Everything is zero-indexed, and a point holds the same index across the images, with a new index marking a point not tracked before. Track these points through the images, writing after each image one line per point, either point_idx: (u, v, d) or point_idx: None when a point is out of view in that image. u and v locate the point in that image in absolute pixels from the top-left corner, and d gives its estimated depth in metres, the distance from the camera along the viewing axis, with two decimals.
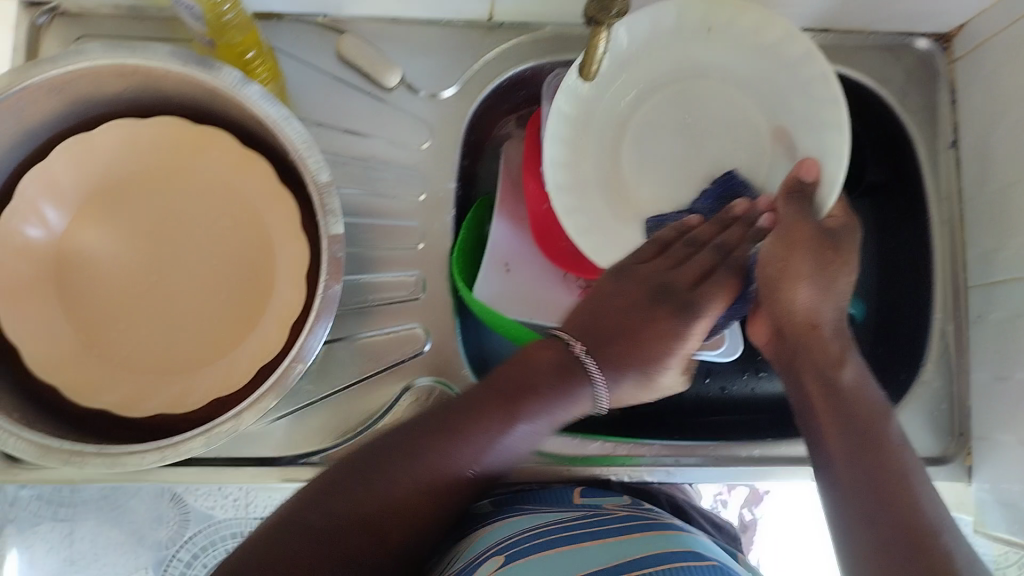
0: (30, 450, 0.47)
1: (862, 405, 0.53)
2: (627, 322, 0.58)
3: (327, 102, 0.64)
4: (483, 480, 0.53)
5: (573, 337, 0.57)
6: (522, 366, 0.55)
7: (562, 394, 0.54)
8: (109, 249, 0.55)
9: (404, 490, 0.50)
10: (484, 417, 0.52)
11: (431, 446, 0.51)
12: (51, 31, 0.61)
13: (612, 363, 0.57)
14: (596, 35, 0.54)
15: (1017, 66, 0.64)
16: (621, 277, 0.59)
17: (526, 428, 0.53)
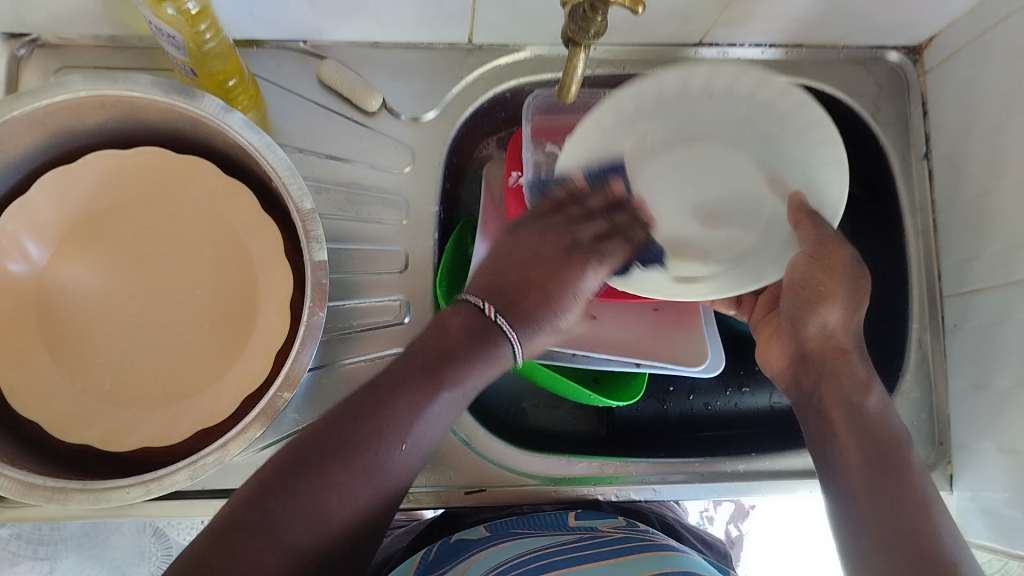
0: (13, 487, 0.46)
1: (879, 428, 0.54)
2: (530, 274, 0.55)
3: (309, 127, 0.63)
4: (415, 456, 0.51)
5: (476, 295, 0.55)
6: (439, 331, 0.53)
7: (479, 355, 0.53)
8: (91, 282, 0.55)
9: (337, 480, 0.48)
10: (407, 391, 0.51)
11: (360, 428, 0.49)
12: (31, 64, 0.60)
13: (525, 323, 0.54)
14: (574, 56, 0.55)
15: (987, 77, 0.65)
16: (517, 232, 0.56)
17: (451, 395, 0.52)
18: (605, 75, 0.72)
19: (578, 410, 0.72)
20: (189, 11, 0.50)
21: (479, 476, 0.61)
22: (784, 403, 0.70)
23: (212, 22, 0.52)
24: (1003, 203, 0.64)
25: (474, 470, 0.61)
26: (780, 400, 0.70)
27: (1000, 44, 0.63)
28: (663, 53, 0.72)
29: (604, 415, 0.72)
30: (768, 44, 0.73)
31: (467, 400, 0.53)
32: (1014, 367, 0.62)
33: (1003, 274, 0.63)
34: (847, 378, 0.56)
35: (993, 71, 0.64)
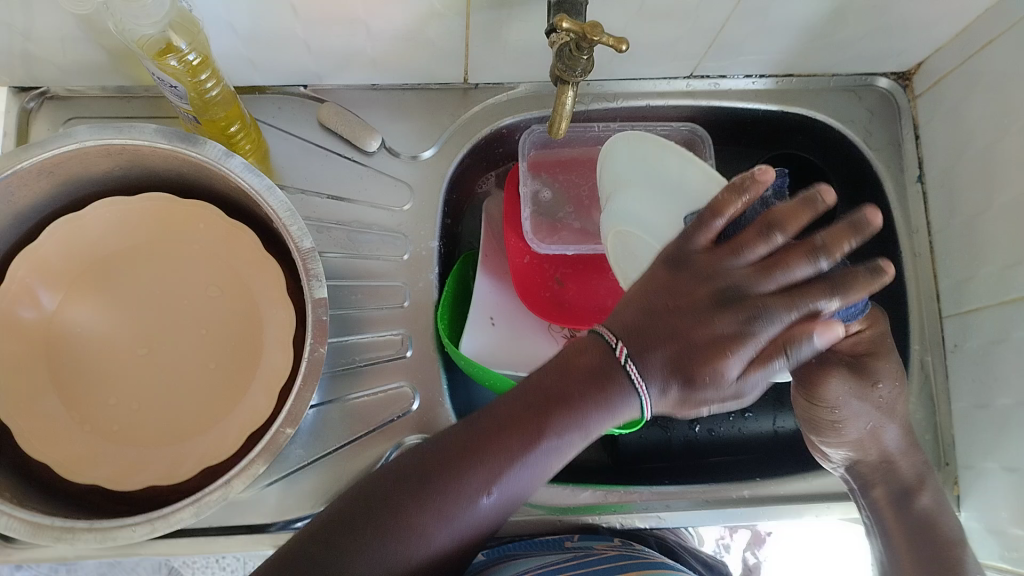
0: (22, 527, 0.47)
1: (937, 531, 0.56)
2: (672, 324, 0.45)
3: (312, 170, 0.65)
4: (507, 505, 0.49)
5: (608, 328, 0.47)
6: (560, 375, 0.48)
7: (603, 407, 0.47)
8: (102, 324, 0.56)
9: (426, 517, 0.46)
10: (525, 433, 0.47)
11: (457, 471, 0.47)
12: (41, 115, 0.62)
13: (659, 370, 0.45)
14: (563, 94, 0.57)
15: (976, 100, 0.66)
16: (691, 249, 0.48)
17: (573, 438, 0.47)
18: (600, 110, 0.74)
19: None
20: (190, 62, 0.52)
21: None
22: (788, 427, 0.71)
23: (212, 70, 0.54)
24: (997, 225, 0.64)
25: None
26: (783, 424, 0.71)
27: (987, 69, 0.64)
28: (652, 87, 0.73)
29: (608, 441, 0.71)
30: (760, 74, 0.74)
31: (582, 444, 0.48)
32: (1014, 386, 0.62)
33: (1001, 293, 0.64)
34: (891, 487, 0.58)
35: (981, 94, 0.66)
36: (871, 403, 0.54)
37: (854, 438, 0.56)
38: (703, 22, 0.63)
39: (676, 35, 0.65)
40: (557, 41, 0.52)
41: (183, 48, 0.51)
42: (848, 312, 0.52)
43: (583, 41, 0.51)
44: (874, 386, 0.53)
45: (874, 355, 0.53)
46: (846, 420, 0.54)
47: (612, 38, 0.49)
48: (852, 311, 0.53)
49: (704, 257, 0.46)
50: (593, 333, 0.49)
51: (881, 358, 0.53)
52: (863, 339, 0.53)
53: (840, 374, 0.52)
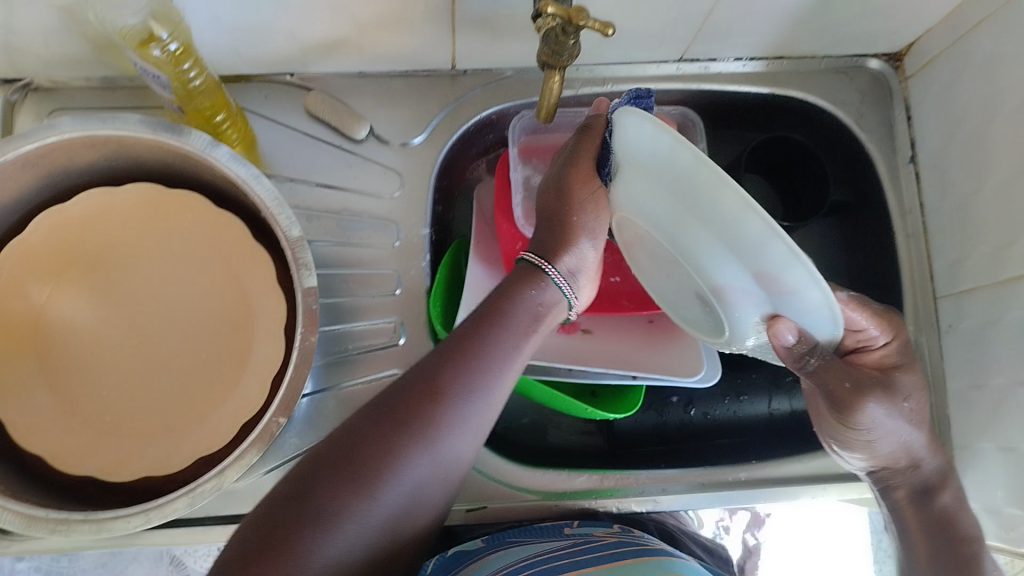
0: (16, 520, 0.47)
1: (954, 530, 0.56)
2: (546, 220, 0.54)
3: (301, 158, 0.65)
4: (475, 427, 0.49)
5: (530, 253, 0.54)
6: (498, 296, 0.52)
7: (530, 313, 0.52)
8: (92, 315, 0.56)
9: (397, 443, 0.46)
10: (470, 345, 0.50)
11: (421, 391, 0.48)
12: (24, 107, 0.62)
13: (560, 250, 0.53)
14: (550, 77, 0.57)
15: (966, 80, 0.66)
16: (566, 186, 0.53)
17: (516, 342, 0.51)
18: (590, 94, 0.73)
19: (580, 423, 0.72)
20: (172, 52, 0.51)
21: (482, 492, 0.62)
22: (783, 409, 0.70)
23: (195, 60, 0.53)
24: (990, 206, 0.64)
25: (475, 487, 0.63)
26: (779, 407, 0.70)
27: (977, 48, 0.64)
28: (643, 71, 0.73)
29: (605, 428, 0.71)
30: (749, 57, 0.74)
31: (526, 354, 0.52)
32: (1008, 365, 0.62)
33: (994, 274, 0.63)
34: (913, 485, 0.58)
35: (971, 74, 0.65)
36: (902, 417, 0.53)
37: (886, 453, 0.56)
38: (692, 6, 0.63)
39: (665, 19, 0.65)
40: (543, 28, 0.52)
41: (165, 37, 0.50)
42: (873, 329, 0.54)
43: (569, 26, 0.51)
44: (902, 399, 0.54)
45: (899, 368, 0.55)
46: (877, 437, 0.54)
47: (599, 23, 0.49)
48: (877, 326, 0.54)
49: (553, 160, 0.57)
50: (522, 262, 0.54)
51: (906, 370, 0.55)
52: (890, 352, 0.55)
53: (874, 400, 0.51)
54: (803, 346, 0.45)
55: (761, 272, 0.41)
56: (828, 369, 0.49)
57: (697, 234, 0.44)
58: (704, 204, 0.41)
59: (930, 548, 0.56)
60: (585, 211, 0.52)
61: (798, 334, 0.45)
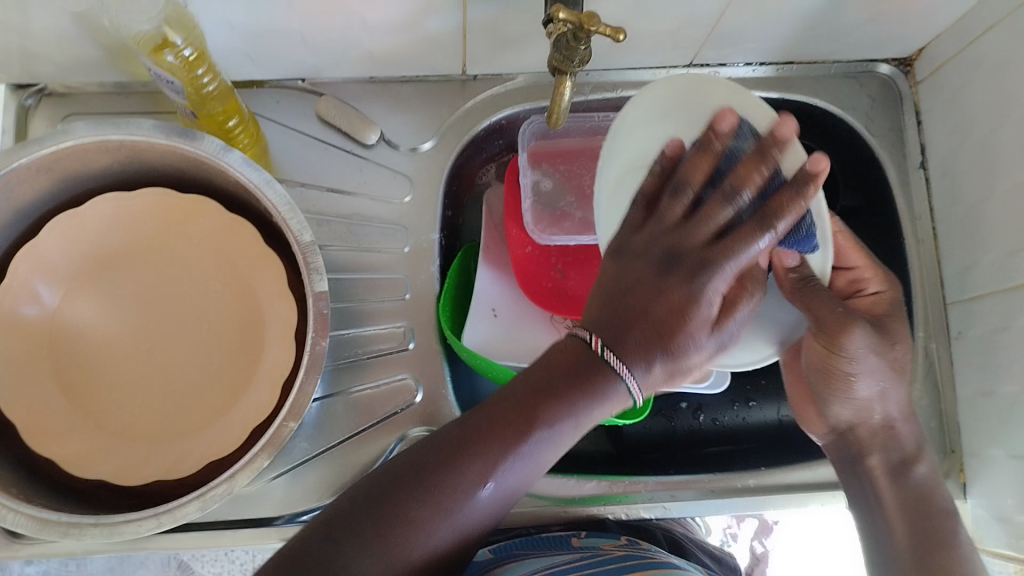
0: (29, 523, 0.47)
1: (929, 503, 0.56)
2: (636, 305, 0.48)
3: (312, 162, 0.65)
4: (505, 498, 0.48)
5: (583, 328, 0.49)
6: (544, 373, 0.49)
7: (594, 397, 0.47)
8: (104, 317, 0.56)
9: (426, 515, 0.45)
10: (515, 426, 0.47)
11: (453, 469, 0.46)
12: (39, 112, 0.62)
13: (638, 354, 0.47)
14: (561, 83, 0.56)
15: (976, 86, 0.66)
16: (651, 245, 0.49)
17: (566, 427, 0.47)
18: (599, 99, 0.73)
19: (590, 429, 0.72)
20: (185, 58, 0.52)
21: None
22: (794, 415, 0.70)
23: (208, 65, 0.54)
24: (999, 212, 0.64)
25: None
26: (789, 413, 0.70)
27: (986, 54, 0.64)
28: (652, 76, 0.73)
29: (613, 433, 0.72)
30: (759, 61, 0.74)
31: (568, 442, 0.49)
32: (1017, 371, 0.62)
33: (1004, 281, 0.63)
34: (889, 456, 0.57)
35: (982, 80, 0.65)
36: (887, 359, 0.55)
37: (862, 400, 0.56)
38: (703, 10, 0.63)
39: (675, 24, 0.65)
40: (555, 33, 0.52)
41: (180, 43, 0.51)
42: (867, 274, 0.58)
43: (581, 31, 0.51)
44: (891, 345, 0.55)
45: (890, 317, 0.57)
46: (857, 375, 0.54)
47: (610, 28, 0.49)
48: (870, 270, 0.58)
49: (639, 236, 0.50)
50: (573, 337, 0.50)
51: (897, 320, 0.57)
52: (882, 299, 0.58)
53: (860, 327, 0.53)
54: (803, 277, 0.53)
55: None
56: (815, 296, 0.52)
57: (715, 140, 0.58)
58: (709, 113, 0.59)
59: (908, 529, 0.55)
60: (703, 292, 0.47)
61: (800, 259, 0.53)
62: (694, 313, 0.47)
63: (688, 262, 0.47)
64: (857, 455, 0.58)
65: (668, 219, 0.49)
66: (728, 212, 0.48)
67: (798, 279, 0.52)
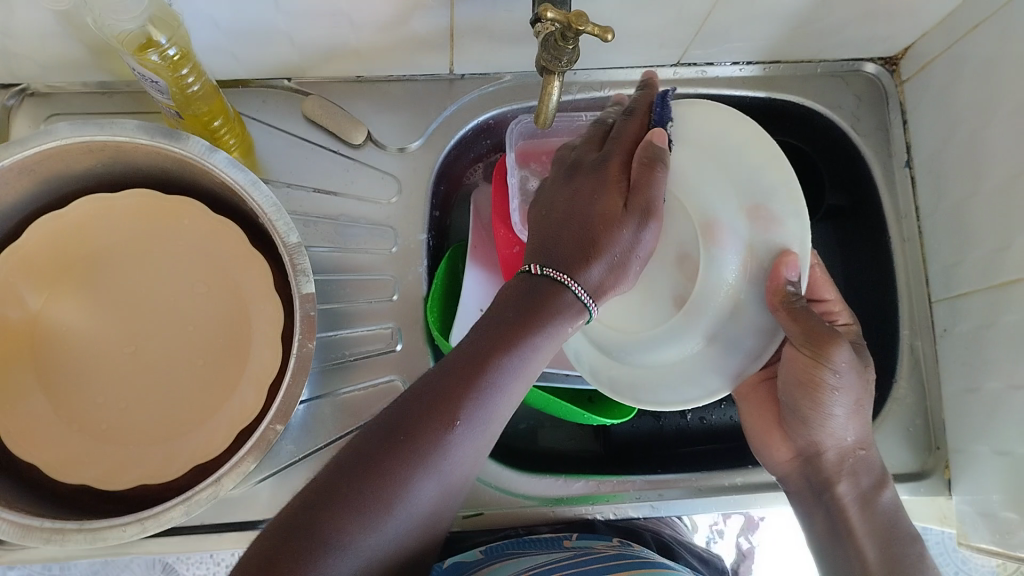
0: (10, 530, 0.47)
1: (898, 526, 0.54)
2: (575, 236, 0.48)
3: (297, 162, 0.65)
4: (480, 441, 0.47)
5: (530, 264, 0.49)
6: (493, 315, 0.48)
7: (547, 326, 0.47)
8: (88, 322, 0.55)
9: (407, 466, 0.44)
10: (473, 367, 0.46)
11: (427, 416, 0.45)
12: (22, 112, 0.61)
13: (578, 268, 0.47)
14: (549, 84, 0.56)
15: (962, 85, 0.66)
16: (570, 183, 0.50)
17: (526, 361, 0.47)
18: (587, 99, 0.73)
19: (577, 429, 0.72)
20: (170, 57, 0.51)
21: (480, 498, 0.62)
22: None
23: (193, 65, 0.53)
24: (985, 209, 0.64)
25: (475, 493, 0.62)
26: None
27: (972, 53, 0.65)
28: (640, 75, 0.73)
29: (600, 431, 0.72)
30: (746, 61, 0.74)
31: (532, 373, 0.48)
32: (1003, 368, 0.62)
33: (989, 279, 0.64)
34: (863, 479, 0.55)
35: (968, 78, 0.65)
36: (863, 380, 0.52)
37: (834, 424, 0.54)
38: (690, 10, 0.63)
39: (663, 23, 0.65)
40: (543, 32, 0.52)
41: (164, 42, 0.50)
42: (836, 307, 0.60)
43: (569, 30, 0.51)
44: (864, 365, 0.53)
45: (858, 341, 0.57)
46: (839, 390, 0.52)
47: (597, 28, 0.49)
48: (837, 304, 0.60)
49: (584, 166, 0.51)
50: (519, 274, 0.49)
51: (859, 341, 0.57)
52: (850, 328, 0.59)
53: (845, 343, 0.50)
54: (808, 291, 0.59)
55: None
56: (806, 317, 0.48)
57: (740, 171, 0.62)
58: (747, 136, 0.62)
59: (876, 550, 0.53)
60: (621, 242, 0.47)
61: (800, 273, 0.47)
62: (613, 212, 0.47)
63: (603, 175, 0.49)
64: (825, 481, 0.56)
65: (591, 150, 0.52)
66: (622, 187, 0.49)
67: (802, 292, 0.59)
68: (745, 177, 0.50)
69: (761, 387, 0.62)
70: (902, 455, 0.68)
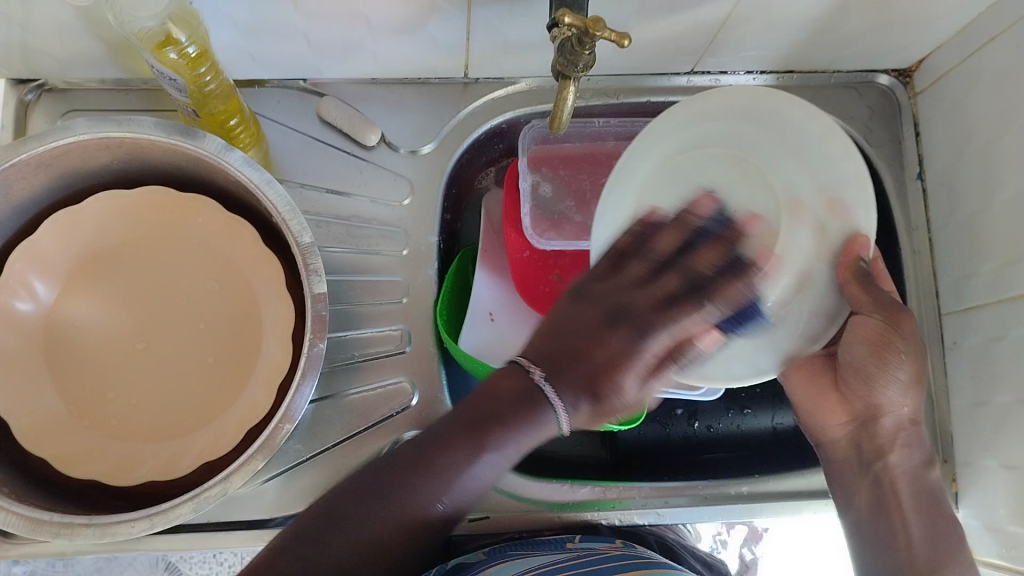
0: (20, 523, 0.47)
1: (941, 503, 0.56)
2: (579, 348, 0.47)
3: (311, 162, 0.65)
4: (455, 514, 0.48)
5: (529, 360, 0.47)
6: (486, 399, 0.47)
7: (527, 427, 0.46)
8: (100, 317, 0.56)
9: (370, 535, 0.46)
10: (452, 452, 0.46)
11: (401, 490, 0.46)
12: (39, 108, 0.62)
13: (570, 388, 0.46)
14: (564, 88, 0.56)
15: (977, 97, 0.66)
16: (582, 298, 0.49)
17: (504, 454, 0.47)
18: (600, 105, 0.73)
19: (583, 434, 0.72)
20: (189, 55, 0.51)
21: (486, 501, 0.62)
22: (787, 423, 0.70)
23: (212, 64, 0.53)
24: (997, 222, 0.64)
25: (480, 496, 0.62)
26: (783, 421, 0.70)
27: (987, 66, 0.64)
28: (654, 83, 0.73)
29: (607, 437, 0.71)
30: (761, 70, 0.74)
31: (516, 460, 0.48)
32: (1013, 382, 0.62)
33: (1000, 292, 0.63)
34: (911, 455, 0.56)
35: (982, 91, 0.65)
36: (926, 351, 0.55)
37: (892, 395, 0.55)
38: (705, 18, 0.63)
39: (678, 31, 0.65)
40: (558, 37, 0.52)
41: (183, 40, 0.50)
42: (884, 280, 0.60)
43: (585, 36, 0.51)
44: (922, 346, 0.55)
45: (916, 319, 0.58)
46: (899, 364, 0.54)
47: (615, 34, 0.49)
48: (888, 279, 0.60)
49: (601, 286, 0.49)
50: (518, 363, 0.48)
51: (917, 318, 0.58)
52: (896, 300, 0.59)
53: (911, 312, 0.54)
54: (867, 273, 0.53)
55: (836, 199, 0.54)
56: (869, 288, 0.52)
57: (774, 166, 0.57)
58: (775, 126, 0.57)
59: (919, 525, 0.55)
60: (624, 368, 0.46)
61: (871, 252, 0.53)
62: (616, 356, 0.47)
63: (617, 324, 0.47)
64: (878, 450, 0.56)
65: (634, 288, 0.49)
66: (687, 283, 0.49)
67: (862, 270, 0.52)
68: (825, 170, 0.55)
69: (818, 360, 0.61)
70: None
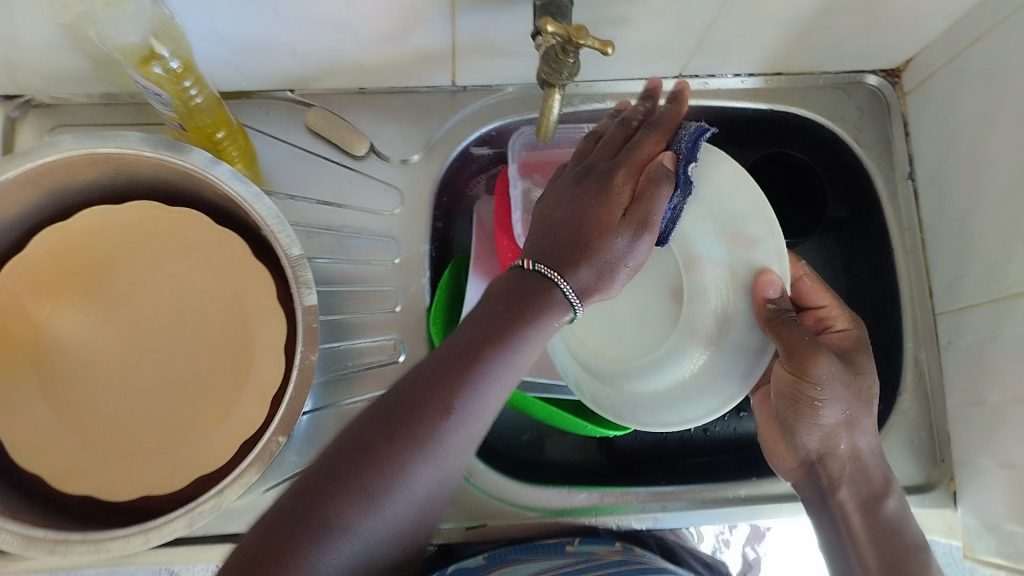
0: (14, 541, 0.46)
1: (900, 537, 0.54)
2: (567, 217, 0.48)
3: (302, 173, 0.65)
4: (475, 429, 0.46)
5: (529, 260, 0.48)
6: (492, 305, 0.48)
7: (541, 316, 0.47)
8: (86, 332, 0.55)
9: (405, 453, 0.43)
10: (468, 358, 0.46)
11: (423, 405, 0.44)
12: (26, 123, 0.62)
13: (566, 266, 0.47)
14: (550, 96, 0.56)
15: (964, 96, 0.66)
16: (547, 195, 0.51)
17: (516, 354, 0.46)
18: (590, 111, 0.73)
19: (580, 441, 0.72)
20: (173, 70, 0.51)
21: (482, 510, 0.62)
22: None
23: (195, 77, 0.53)
24: (988, 221, 0.64)
25: (474, 504, 0.62)
26: None
27: (973, 65, 0.65)
28: (643, 87, 0.73)
29: (605, 443, 0.71)
30: (748, 72, 0.74)
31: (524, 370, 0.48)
32: (1006, 382, 0.62)
33: (992, 290, 0.63)
34: (862, 491, 0.56)
35: (971, 90, 0.65)
36: (853, 390, 0.53)
37: (830, 426, 0.54)
38: (692, 23, 0.63)
39: (665, 36, 0.65)
40: (543, 45, 0.52)
41: (166, 55, 0.50)
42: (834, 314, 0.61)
43: (570, 44, 0.50)
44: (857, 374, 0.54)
45: (855, 350, 0.57)
46: (823, 400, 0.52)
47: (597, 41, 0.49)
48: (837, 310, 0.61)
49: (576, 171, 0.51)
50: (515, 267, 0.49)
51: (860, 352, 0.57)
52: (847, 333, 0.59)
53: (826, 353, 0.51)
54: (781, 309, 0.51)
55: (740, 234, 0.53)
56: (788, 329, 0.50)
57: None
58: None
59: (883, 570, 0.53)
60: (609, 244, 0.47)
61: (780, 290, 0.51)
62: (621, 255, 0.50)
63: (616, 189, 0.48)
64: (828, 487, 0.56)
65: (602, 154, 0.51)
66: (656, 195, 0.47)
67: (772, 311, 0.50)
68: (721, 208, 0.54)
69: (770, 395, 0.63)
70: (907, 466, 0.68)
